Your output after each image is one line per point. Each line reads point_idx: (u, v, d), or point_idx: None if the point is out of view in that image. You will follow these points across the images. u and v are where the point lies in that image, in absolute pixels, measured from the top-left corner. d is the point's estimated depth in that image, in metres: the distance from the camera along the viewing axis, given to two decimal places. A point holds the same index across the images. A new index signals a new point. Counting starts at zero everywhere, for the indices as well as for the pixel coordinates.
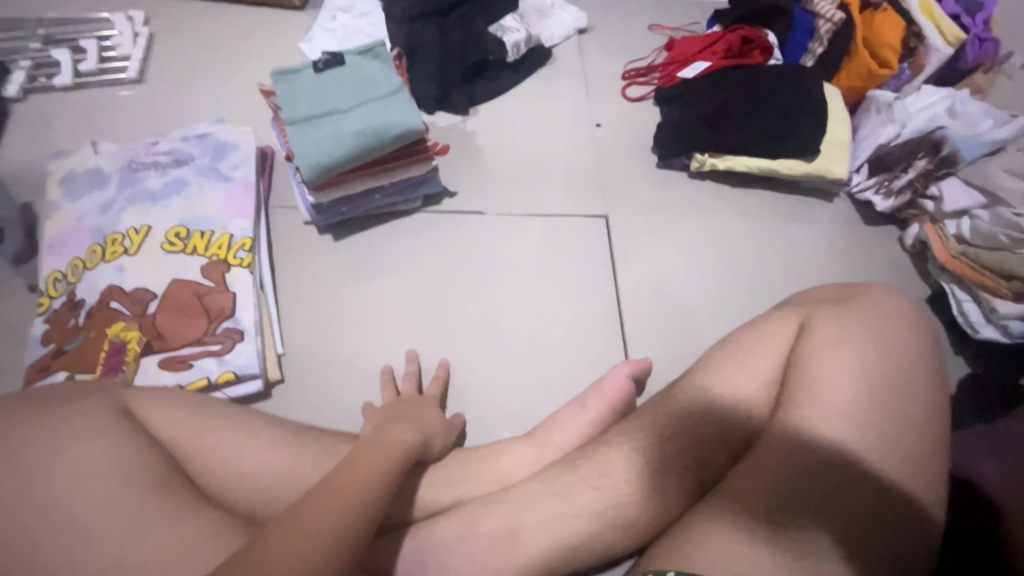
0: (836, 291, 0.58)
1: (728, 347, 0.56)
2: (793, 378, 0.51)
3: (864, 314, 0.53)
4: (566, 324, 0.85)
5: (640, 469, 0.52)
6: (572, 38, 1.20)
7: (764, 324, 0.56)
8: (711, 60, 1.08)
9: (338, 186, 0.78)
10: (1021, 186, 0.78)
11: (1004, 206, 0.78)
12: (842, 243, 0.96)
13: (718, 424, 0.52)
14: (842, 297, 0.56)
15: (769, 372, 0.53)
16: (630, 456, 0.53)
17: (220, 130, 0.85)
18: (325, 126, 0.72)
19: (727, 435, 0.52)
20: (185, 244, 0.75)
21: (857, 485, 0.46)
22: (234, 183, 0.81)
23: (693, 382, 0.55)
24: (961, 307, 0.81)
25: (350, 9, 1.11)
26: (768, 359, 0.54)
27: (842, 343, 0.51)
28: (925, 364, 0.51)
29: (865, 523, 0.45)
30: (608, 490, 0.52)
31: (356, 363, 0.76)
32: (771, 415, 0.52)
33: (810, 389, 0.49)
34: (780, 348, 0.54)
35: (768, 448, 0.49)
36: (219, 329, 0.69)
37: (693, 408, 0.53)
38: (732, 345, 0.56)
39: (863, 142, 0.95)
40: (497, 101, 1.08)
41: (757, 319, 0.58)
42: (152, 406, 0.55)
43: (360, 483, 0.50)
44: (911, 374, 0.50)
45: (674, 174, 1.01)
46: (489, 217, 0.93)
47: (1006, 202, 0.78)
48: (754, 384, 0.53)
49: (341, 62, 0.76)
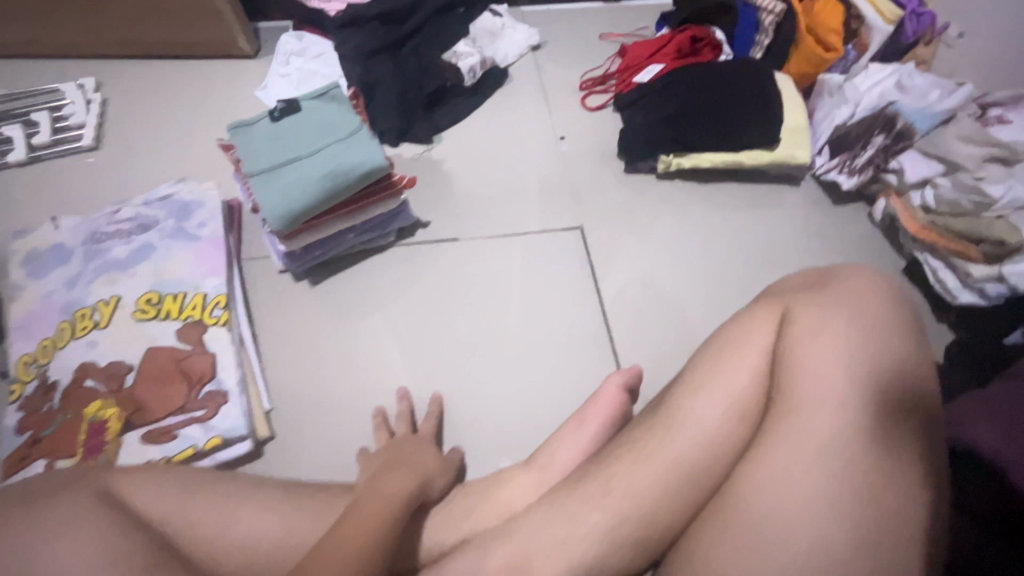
0: (811, 276, 0.59)
1: (714, 348, 0.57)
2: (780, 371, 0.51)
3: (841, 297, 0.54)
4: (554, 341, 0.84)
5: (643, 484, 0.51)
6: (526, 56, 1.21)
7: (744, 321, 0.57)
8: (664, 63, 1.10)
9: (308, 231, 0.76)
10: (976, 151, 0.81)
11: (964, 172, 0.81)
12: (814, 225, 0.97)
13: (714, 427, 0.51)
14: (819, 282, 0.57)
15: (757, 368, 0.53)
16: (632, 470, 0.52)
17: (183, 190, 0.84)
18: (287, 174, 0.71)
19: (725, 437, 0.51)
20: (157, 310, 0.73)
21: (859, 471, 0.46)
22: (203, 242, 0.80)
23: (684, 388, 0.55)
24: (937, 276, 0.82)
25: (303, 52, 1.11)
26: (753, 354, 0.54)
27: (822, 329, 0.51)
28: (909, 338, 0.52)
29: (875, 510, 0.45)
30: (615, 510, 0.51)
31: (347, 410, 0.75)
32: (765, 411, 0.51)
33: (798, 381, 0.50)
34: (764, 342, 0.54)
35: (768, 446, 0.48)
36: (201, 393, 0.68)
37: (687, 415, 0.53)
38: (716, 346, 0.56)
39: (821, 125, 0.97)
40: (460, 126, 1.09)
41: (737, 316, 0.59)
42: (138, 485, 0.53)
43: (361, 540, 0.48)
44: (895, 351, 0.51)
45: (642, 177, 1.02)
46: (465, 242, 0.92)
47: (964, 167, 0.81)
48: (744, 381, 0.53)
49: (296, 109, 0.76)
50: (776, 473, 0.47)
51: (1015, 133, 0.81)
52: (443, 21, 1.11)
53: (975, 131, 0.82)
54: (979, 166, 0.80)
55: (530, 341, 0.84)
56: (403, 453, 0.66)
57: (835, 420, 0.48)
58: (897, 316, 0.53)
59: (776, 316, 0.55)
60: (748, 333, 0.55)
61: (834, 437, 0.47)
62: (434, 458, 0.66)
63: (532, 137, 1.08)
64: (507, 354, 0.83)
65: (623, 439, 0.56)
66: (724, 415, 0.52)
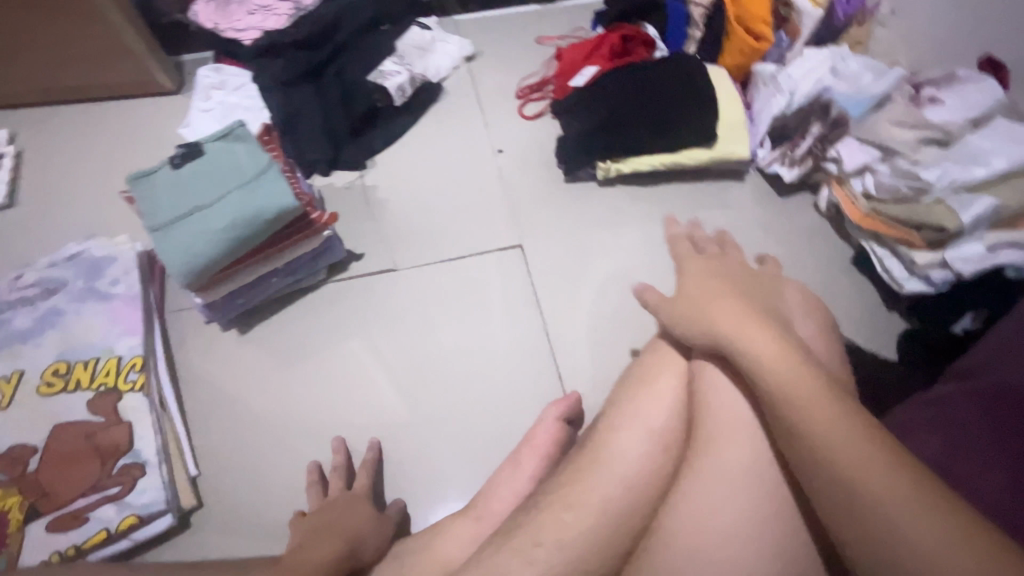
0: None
1: (636, 377, 0.56)
2: (696, 400, 0.52)
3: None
4: (499, 369, 0.81)
5: (572, 533, 0.48)
6: (461, 68, 1.17)
7: (661, 347, 0.57)
8: (599, 64, 1.06)
9: (226, 279, 0.73)
10: (910, 136, 0.80)
11: (900, 157, 0.79)
12: (761, 219, 0.94)
13: (641, 461, 0.51)
14: None
15: (675, 395, 0.54)
16: (562, 517, 0.49)
17: (93, 246, 0.79)
18: (192, 225, 0.67)
19: (652, 471, 0.51)
20: (65, 381, 0.68)
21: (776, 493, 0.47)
22: (116, 300, 0.75)
23: (609, 421, 0.54)
24: (885, 265, 0.81)
25: (223, 85, 1.06)
26: (671, 381, 0.54)
27: None
28: (819, 354, 0.52)
29: (793, 533, 0.45)
30: (546, 563, 0.47)
31: (282, 467, 0.72)
32: (686, 439, 0.52)
33: (712, 410, 0.51)
34: (679, 368, 0.55)
35: (688, 478, 0.49)
36: (116, 468, 0.64)
37: (614, 451, 0.51)
38: (636, 374, 0.56)
39: (759, 117, 0.94)
40: (393, 148, 1.05)
41: (653, 342, 0.59)
42: None
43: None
44: None
45: (583, 185, 0.99)
46: (401, 272, 0.88)
47: (901, 153, 0.80)
48: (664, 409, 0.53)
49: (198, 152, 0.72)
50: (696, 506, 0.47)
51: (948, 114, 0.79)
52: (367, 40, 1.06)
53: (907, 115, 0.81)
54: (916, 150, 0.79)
55: (474, 371, 0.81)
56: (336, 515, 0.63)
57: (747, 443, 0.48)
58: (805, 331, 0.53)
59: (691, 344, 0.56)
60: (667, 362, 0.56)
61: (749, 464, 0.48)
62: (367, 516, 0.63)
63: (469, 153, 1.04)
64: (451, 386, 0.80)
65: (554, 482, 0.53)
66: (647, 447, 0.51)
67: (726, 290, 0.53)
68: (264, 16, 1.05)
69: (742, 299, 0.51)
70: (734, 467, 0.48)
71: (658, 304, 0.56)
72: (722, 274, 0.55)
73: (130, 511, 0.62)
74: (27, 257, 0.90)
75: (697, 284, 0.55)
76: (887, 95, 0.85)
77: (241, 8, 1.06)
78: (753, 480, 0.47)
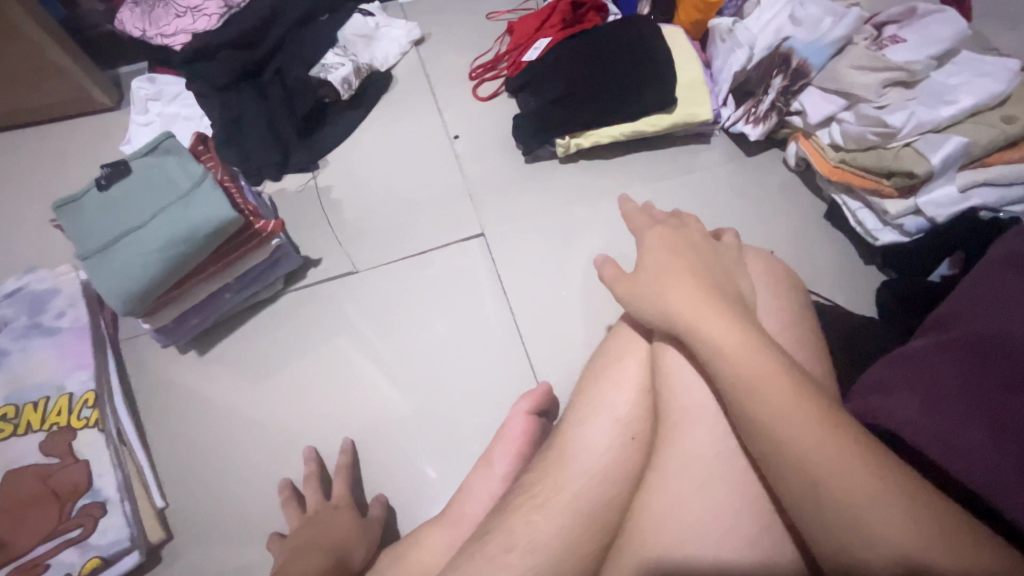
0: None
1: (599, 364, 0.54)
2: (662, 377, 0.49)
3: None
4: (470, 364, 0.79)
5: (542, 533, 0.46)
6: (410, 53, 1.11)
7: (624, 331, 0.55)
8: (552, 35, 1.00)
9: (174, 301, 0.69)
10: (874, 79, 0.75)
11: (865, 103, 0.76)
12: (729, 182, 0.91)
13: (606, 453, 0.49)
14: None
15: (640, 382, 0.51)
16: (530, 520, 0.47)
17: (33, 280, 0.75)
18: (126, 250, 0.64)
19: (619, 462, 0.48)
20: (15, 424, 0.65)
21: (748, 477, 0.44)
22: (62, 333, 0.72)
23: (575, 413, 0.51)
24: (857, 217, 0.79)
25: (160, 95, 1.01)
26: (635, 367, 0.52)
27: None
28: (779, 328, 0.50)
29: (767, 517, 0.43)
30: (516, 569, 0.45)
31: (256, 487, 0.70)
32: (654, 426, 0.49)
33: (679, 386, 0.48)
34: (643, 353, 0.52)
35: (658, 461, 0.47)
36: (76, 510, 0.62)
37: (579, 446, 0.49)
38: (600, 362, 0.54)
39: (720, 74, 0.90)
40: (345, 145, 1.01)
41: (617, 326, 0.56)
42: None
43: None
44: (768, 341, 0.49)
45: (544, 164, 0.95)
46: (362, 274, 0.85)
47: (865, 98, 0.76)
48: (629, 398, 0.51)
49: (126, 171, 0.67)
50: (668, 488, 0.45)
51: (909, 52, 0.75)
52: (304, 33, 1.01)
53: (869, 57, 0.76)
54: (879, 94, 0.75)
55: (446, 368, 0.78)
56: (316, 530, 0.60)
57: (714, 428, 0.46)
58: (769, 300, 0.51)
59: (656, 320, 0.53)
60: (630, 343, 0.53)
61: (717, 450, 0.45)
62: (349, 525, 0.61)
63: (424, 142, 1.00)
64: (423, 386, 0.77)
65: (522, 480, 0.51)
66: (617, 435, 0.49)
67: (683, 265, 0.50)
68: (192, 17, 1.00)
69: (701, 274, 0.48)
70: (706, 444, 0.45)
71: (615, 280, 0.53)
72: (679, 246, 0.52)
73: (93, 553, 0.60)
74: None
75: (653, 259, 0.51)
76: (846, 40, 0.81)
77: (167, 12, 1.00)
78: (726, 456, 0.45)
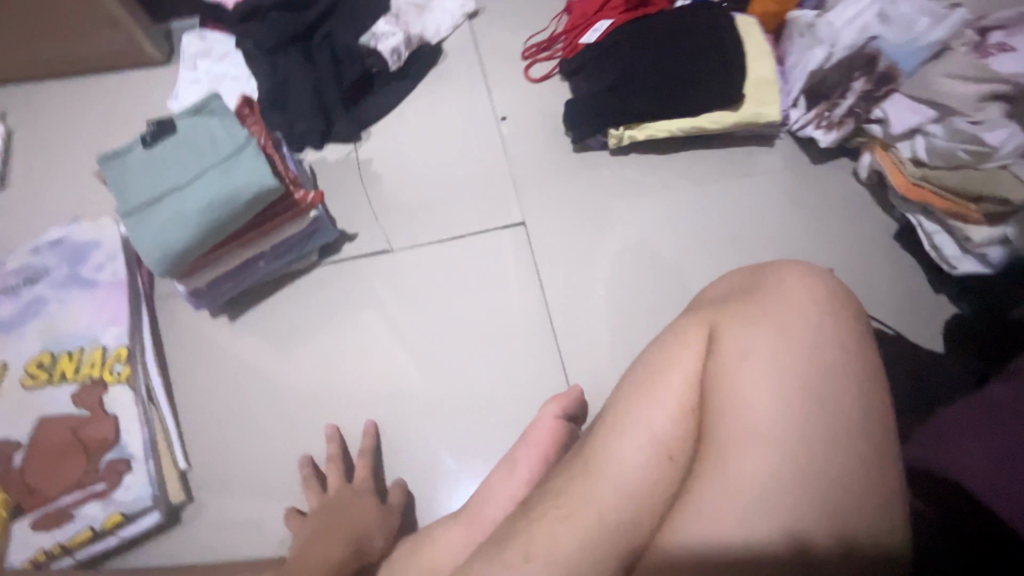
0: (740, 280, 0.54)
1: (635, 374, 0.51)
2: (709, 395, 0.46)
3: (770, 309, 0.48)
4: (498, 356, 0.77)
5: (564, 547, 0.43)
6: (462, 26, 1.07)
7: (670, 341, 0.51)
8: (613, 17, 0.95)
9: (209, 266, 0.69)
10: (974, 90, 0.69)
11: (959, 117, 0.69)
12: (790, 190, 0.85)
13: (640, 471, 0.46)
14: (749, 289, 0.52)
15: (683, 399, 0.47)
16: (554, 530, 0.45)
17: (75, 231, 0.76)
18: (166, 210, 0.63)
19: (653, 483, 0.45)
20: (50, 373, 0.66)
21: (800, 518, 0.40)
22: (100, 287, 0.72)
23: (610, 423, 0.49)
24: (932, 241, 0.73)
25: (209, 53, 1.00)
26: (679, 381, 0.48)
27: (750, 350, 0.46)
28: (846, 356, 0.46)
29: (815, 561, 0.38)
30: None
31: (275, 459, 0.70)
32: (694, 447, 0.46)
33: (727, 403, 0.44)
34: (690, 366, 0.48)
35: (698, 485, 0.42)
36: (102, 464, 0.62)
37: (611, 460, 0.46)
38: (640, 372, 0.51)
39: (793, 73, 0.83)
40: (389, 118, 0.98)
41: (663, 334, 0.53)
42: None
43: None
44: (833, 367, 0.45)
45: (594, 155, 0.91)
46: (397, 253, 0.83)
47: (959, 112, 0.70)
48: (670, 415, 0.47)
49: (172, 130, 0.67)
50: (709, 513, 0.41)
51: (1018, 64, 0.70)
52: None
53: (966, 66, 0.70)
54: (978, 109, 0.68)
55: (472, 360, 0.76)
56: (337, 515, 0.59)
57: (768, 456, 0.42)
58: (834, 324, 0.47)
59: (704, 332, 0.49)
60: (673, 354, 0.49)
61: (769, 482, 0.41)
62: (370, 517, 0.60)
63: (469, 121, 0.97)
64: (448, 375, 0.75)
65: (549, 491, 0.48)
66: (653, 451, 0.46)
67: None
68: None
69: None
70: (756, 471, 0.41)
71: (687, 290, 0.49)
72: None
73: (115, 509, 0.61)
74: (13, 241, 0.87)
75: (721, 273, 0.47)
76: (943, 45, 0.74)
77: None
78: (777, 486, 0.41)
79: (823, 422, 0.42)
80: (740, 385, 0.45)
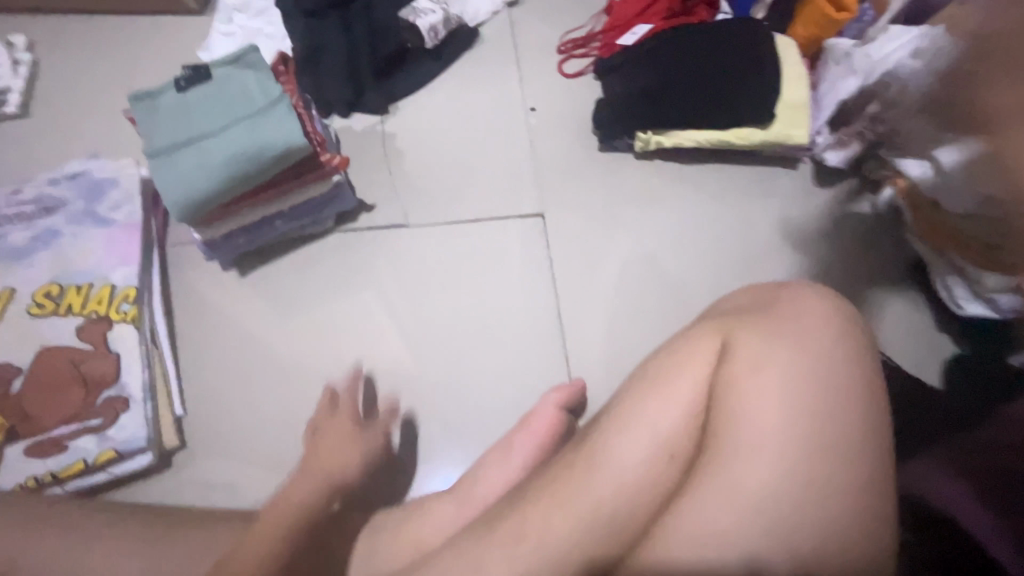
0: (760, 291, 0.53)
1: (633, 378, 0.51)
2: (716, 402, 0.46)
3: (788, 324, 0.48)
4: (503, 343, 0.77)
5: (556, 533, 0.44)
6: (502, 13, 1.07)
7: (682, 345, 0.51)
8: (654, 23, 0.96)
9: (229, 218, 0.69)
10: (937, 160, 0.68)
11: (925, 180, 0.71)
12: (808, 215, 0.86)
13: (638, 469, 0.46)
14: (769, 302, 0.51)
15: (690, 403, 0.48)
16: (548, 515, 0.45)
17: (95, 166, 0.75)
18: (191, 157, 0.63)
19: (652, 483, 0.46)
20: (57, 304, 0.66)
21: (793, 532, 0.40)
22: (114, 226, 0.72)
23: (614, 419, 0.49)
24: (944, 281, 0.74)
25: (246, 7, 0.99)
26: (689, 386, 0.48)
27: (763, 363, 0.46)
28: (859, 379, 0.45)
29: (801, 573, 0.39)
30: (522, 561, 0.44)
31: (269, 418, 0.70)
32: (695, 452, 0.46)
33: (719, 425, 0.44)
34: (701, 372, 0.48)
35: (695, 489, 0.43)
36: (99, 401, 0.62)
37: (611, 455, 0.47)
38: (649, 373, 0.50)
39: (823, 99, 0.84)
40: (419, 95, 0.98)
41: (677, 337, 0.53)
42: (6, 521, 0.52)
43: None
44: (845, 388, 0.45)
45: (618, 157, 0.90)
46: (414, 229, 0.83)
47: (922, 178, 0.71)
48: (675, 417, 0.47)
49: (206, 77, 0.66)
50: (697, 522, 0.41)
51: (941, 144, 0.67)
52: None
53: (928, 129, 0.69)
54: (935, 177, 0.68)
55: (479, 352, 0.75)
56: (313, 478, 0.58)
57: (769, 469, 0.42)
58: (848, 346, 0.47)
59: (717, 341, 0.49)
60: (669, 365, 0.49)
61: (766, 493, 0.41)
62: (341, 475, 0.59)
63: (498, 109, 0.97)
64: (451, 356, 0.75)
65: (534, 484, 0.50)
66: (652, 451, 0.47)
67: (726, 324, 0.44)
68: None
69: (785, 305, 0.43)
70: (752, 491, 0.42)
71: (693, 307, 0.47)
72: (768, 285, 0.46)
73: (110, 445, 0.61)
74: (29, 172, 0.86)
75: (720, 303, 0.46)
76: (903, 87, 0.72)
77: None
78: (770, 505, 0.41)
79: (824, 442, 0.43)
80: (751, 409, 0.44)
